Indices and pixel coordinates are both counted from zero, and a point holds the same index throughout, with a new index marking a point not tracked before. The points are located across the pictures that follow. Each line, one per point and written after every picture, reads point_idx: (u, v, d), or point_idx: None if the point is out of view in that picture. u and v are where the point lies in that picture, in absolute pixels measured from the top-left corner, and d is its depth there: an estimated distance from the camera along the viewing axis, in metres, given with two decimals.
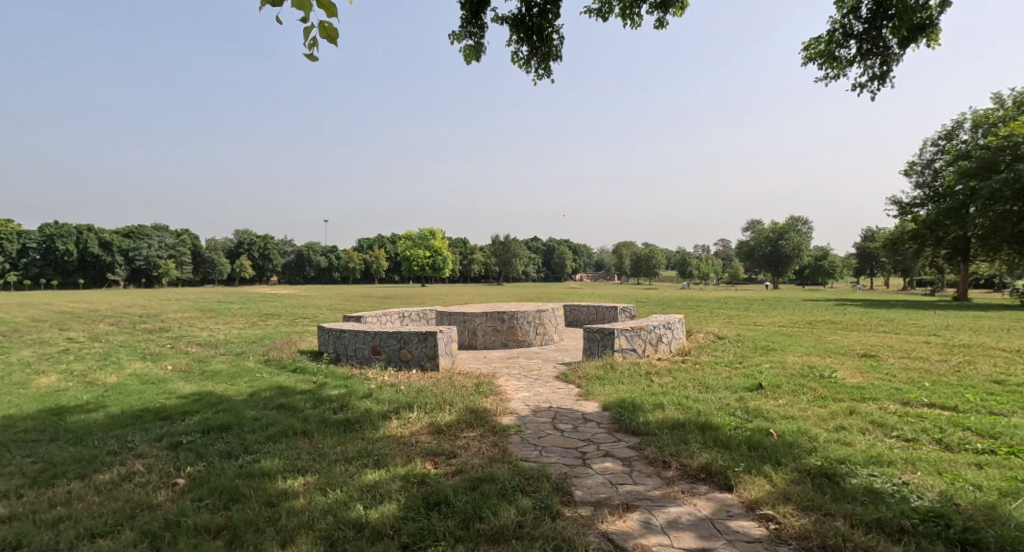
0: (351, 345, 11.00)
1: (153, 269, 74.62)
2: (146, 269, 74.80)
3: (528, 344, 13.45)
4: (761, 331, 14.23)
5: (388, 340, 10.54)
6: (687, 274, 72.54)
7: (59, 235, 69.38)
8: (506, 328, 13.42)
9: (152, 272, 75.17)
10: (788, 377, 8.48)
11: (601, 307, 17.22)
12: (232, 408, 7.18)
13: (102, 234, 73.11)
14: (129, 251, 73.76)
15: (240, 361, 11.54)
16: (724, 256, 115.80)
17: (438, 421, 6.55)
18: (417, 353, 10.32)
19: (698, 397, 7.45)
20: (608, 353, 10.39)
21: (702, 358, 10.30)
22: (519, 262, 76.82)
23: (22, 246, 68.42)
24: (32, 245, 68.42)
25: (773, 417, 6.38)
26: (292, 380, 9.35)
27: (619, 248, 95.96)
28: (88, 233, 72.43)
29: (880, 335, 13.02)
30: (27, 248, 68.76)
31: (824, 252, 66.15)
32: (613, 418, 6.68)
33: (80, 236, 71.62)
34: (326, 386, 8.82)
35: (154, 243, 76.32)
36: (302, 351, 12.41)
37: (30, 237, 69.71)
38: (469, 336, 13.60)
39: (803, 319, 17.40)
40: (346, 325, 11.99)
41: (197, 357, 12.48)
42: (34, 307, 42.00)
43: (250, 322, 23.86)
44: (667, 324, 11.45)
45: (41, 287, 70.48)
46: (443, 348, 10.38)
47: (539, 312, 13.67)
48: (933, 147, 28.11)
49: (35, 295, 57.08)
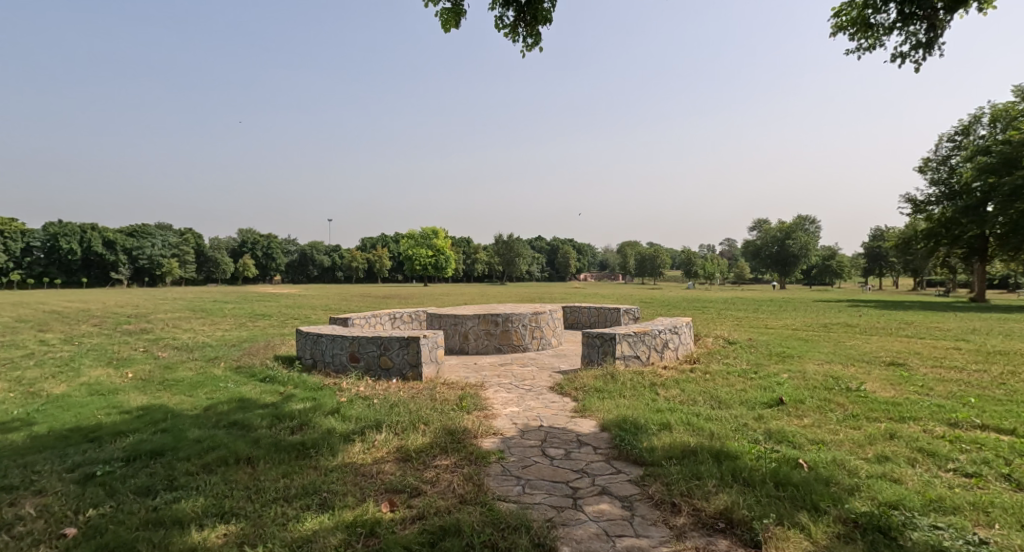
0: (328, 351, 10.09)
1: (156, 268, 74.14)
2: (149, 268, 74.34)
3: (523, 349, 12.53)
4: (774, 336, 13.24)
5: (367, 346, 9.63)
6: (692, 274, 71.57)
7: (62, 234, 68.79)
8: (500, 331, 12.47)
9: (155, 271, 74.70)
10: (811, 390, 7.50)
11: (602, 308, 16.27)
12: (175, 427, 6.27)
13: (105, 233, 72.72)
14: (132, 249, 73.19)
15: (208, 368, 10.64)
16: (730, 255, 114.54)
17: (407, 446, 5.60)
18: (398, 360, 9.40)
19: (711, 415, 6.49)
20: (608, 360, 9.45)
21: (712, 366, 9.33)
22: (522, 262, 75.87)
23: (26, 245, 68.02)
24: (36, 244, 67.86)
25: (801, 442, 5.42)
26: (257, 391, 8.44)
27: (624, 247, 94.91)
28: (91, 232, 72.07)
29: (905, 340, 12.00)
30: (31, 247, 68.35)
31: (833, 251, 64.98)
32: (613, 442, 5.73)
33: (83, 235, 71.24)
34: (292, 399, 7.89)
35: (157, 243, 75.84)
36: (278, 356, 11.51)
37: (34, 236, 69.17)
38: (460, 340, 12.65)
39: (818, 322, 16.39)
40: (325, 328, 11.09)
41: (166, 363, 11.60)
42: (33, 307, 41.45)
43: (241, 323, 23.04)
44: (674, 329, 10.49)
45: (44, 286, 70.12)
46: (427, 355, 9.45)
47: (536, 314, 12.72)
48: (949, 142, 27.02)
49: (37, 295, 56.63)
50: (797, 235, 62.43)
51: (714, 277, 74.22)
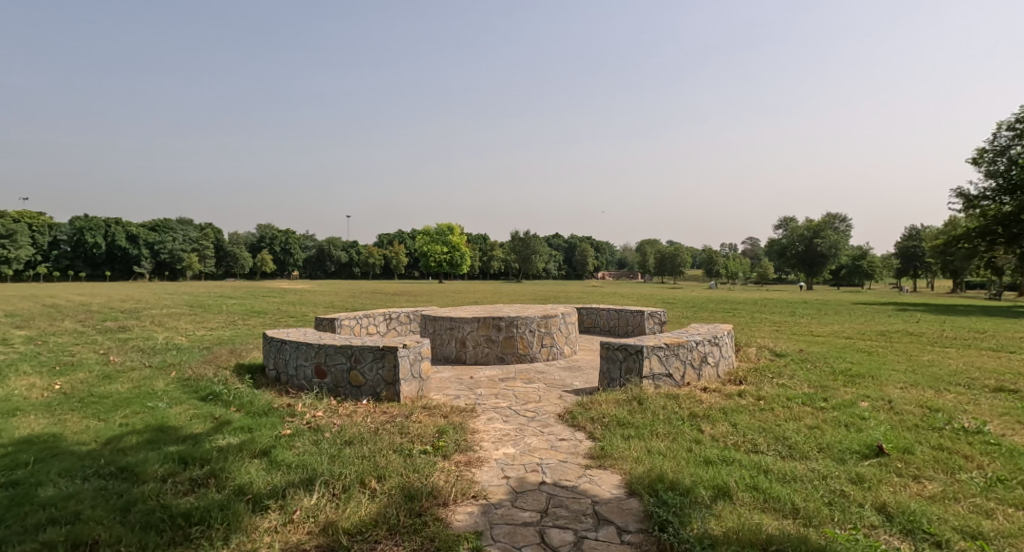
0: (292, 362, 8.37)
1: (176, 262, 73.65)
2: (170, 262, 73.92)
3: (530, 359, 10.68)
4: (829, 346, 11.19)
5: (334, 358, 7.86)
6: (714, 273, 69.15)
7: (87, 227, 68.71)
8: (502, 338, 10.62)
9: (175, 266, 74.22)
10: (914, 430, 5.48)
11: (623, 311, 14.34)
12: (33, 477, 4.54)
13: (129, 228, 72.49)
14: (153, 243, 72.76)
15: (153, 380, 8.93)
16: (753, 254, 111.46)
17: (339, 524, 3.78)
18: (370, 377, 7.60)
19: (785, 471, 4.55)
20: (633, 379, 7.55)
21: (764, 389, 7.35)
22: (539, 259, 73.98)
23: (54, 238, 68.16)
24: (62, 237, 67.93)
25: (945, 538, 3.47)
26: (186, 417, 6.64)
27: (643, 245, 92.48)
28: (115, 225, 71.88)
29: (995, 355, 9.83)
30: (58, 240, 68.46)
31: (864, 251, 62.06)
32: (647, 522, 3.83)
33: (108, 229, 71.02)
34: (223, 429, 6.07)
35: (178, 237, 75.45)
36: (240, 365, 9.81)
37: (61, 230, 69.30)
38: (456, 347, 10.84)
39: (872, 330, 14.25)
40: (294, 332, 9.37)
41: (113, 371, 9.97)
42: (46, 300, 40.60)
43: (234, 321, 21.50)
44: (714, 341, 8.51)
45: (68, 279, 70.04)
46: (407, 370, 7.63)
47: (545, 318, 10.83)
48: (1011, 131, 24.53)
49: (56, 287, 56.18)
50: (827, 234, 59.65)
51: (736, 277, 71.60)
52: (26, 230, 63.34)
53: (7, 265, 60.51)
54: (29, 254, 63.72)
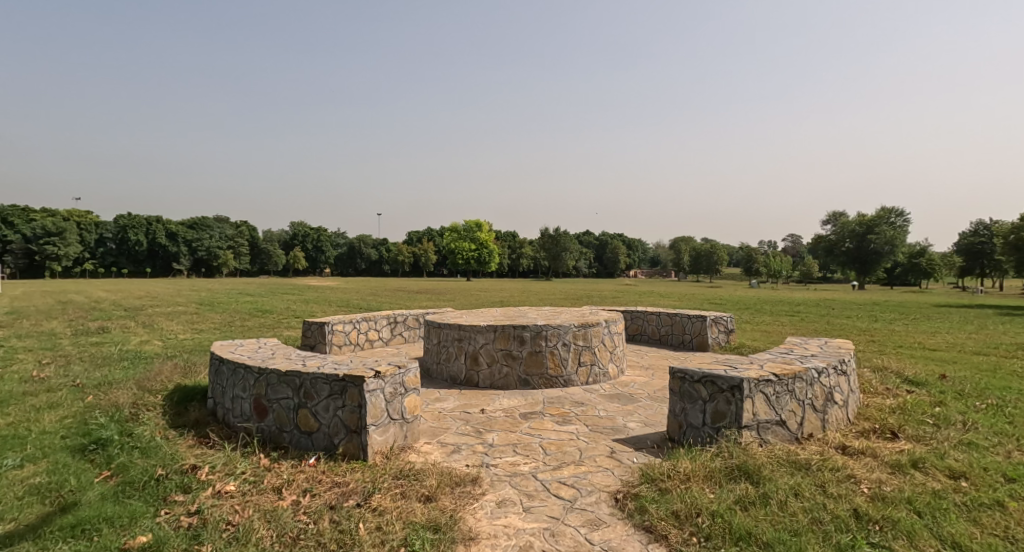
0: (229, 392, 6.00)
1: (213, 260, 73.09)
2: (206, 260, 73.35)
3: (562, 382, 8.00)
4: (969, 367, 8.25)
5: (278, 389, 5.42)
6: (754, 272, 65.30)
7: (130, 225, 68.64)
8: (526, 354, 8.00)
9: (212, 263, 73.74)
10: None
11: (677, 315, 11.56)
12: None
13: (168, 226, 72.26)
14: (192, 241, 72.41)
15: (49, 411, 6.52)
16: (794, 251, 106.24)
17: None
18: (324, 421, 5.11)
19: None
20: (727, 431, 4.91)
21: (950, 450, 4.51)
22: (570, 257, 71.12)
23: (100, 236, 68.39)
24: (106, 235, 68.09)
25: None
26: (14, 494, 4.07)
27: (678, 242, 88.59)
28: (156, 223, 71.75)
29: None
30: (104, 238, 68.64)
31: (923, 249, 57.36)
32: None
33: (149, 228, 70.85)
34: (38, 531, 3.53)
35: (215, 235, 74.99)
36: (178, 389, 7.36)
37: (101, 227, 69.55)
38: (467, 364, 8.26)
39: (999, 341, 11.15)
40: (247, 348, 7.01)
41: (20, 392, 7.65)
42: (69, 297, 39.41)
43: (230, 323, 19.21)
44: (842, 368, 5.66)
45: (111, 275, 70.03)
46: (381, 411, 5.11)
47: (584, 327, 8.16)
48: None
49: (93, 284, 55.67)
50: (881, 228, 55.13)
51: (779, 276, 67.37)
52: (73, 228, 63.65)
53: (55, 262, 61.03)
54: (77, 252, 64.04)
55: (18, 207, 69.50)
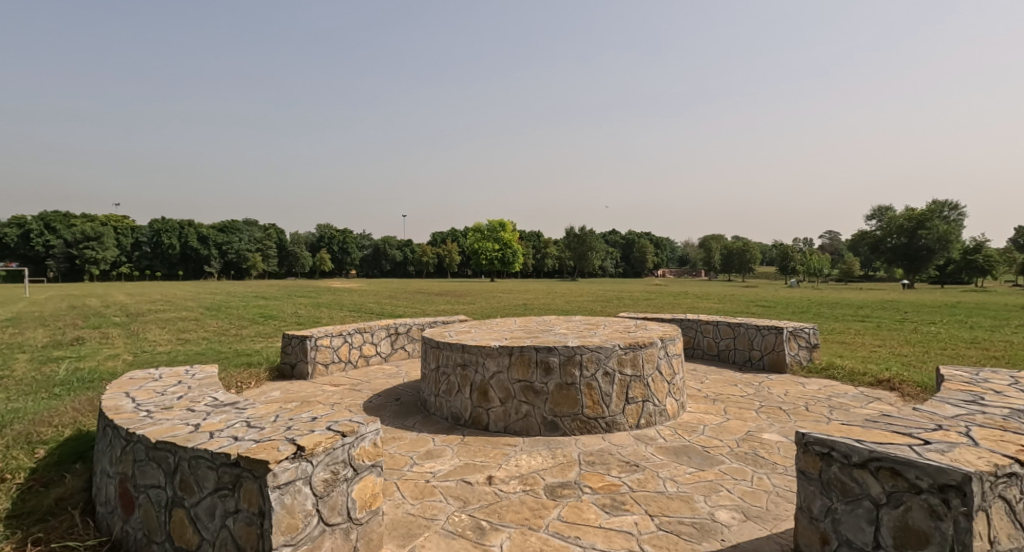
0: (100, 463, 3.90)
1: (242, 262, 72.16)
2: (235, 263, 72.54)
3: (602, 424, 5.75)
4: None
5: (147, 473, 3.28)
6: (790, 270, 61.81)
7: (162, 229, 67.97)
8: (552, 387, 5.77)
9: (240, 266, 72.81)
10: None
11: (740, 326, 9.17)
12: None
13: (199, 230, 71.56)
14: (222, 244, 71.53)
15: None
16: (832, 249, 101.45)
17: None
18: (207, 534, 2.98)
19: None
20: None
21: None
22: (596, 256, 68.35)
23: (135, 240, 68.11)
24: (140, 239, 67.74)
25: None
26: None
27: (708, 240, 85.23)
28: (187, 226, 71.17)
29: None
30: (138, 242, 68.23)
31: (979, 244, 53.13)
32: None
33: (180, 231, 70.28)
34: None
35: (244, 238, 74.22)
36: (70, 439, 5.29)
37: (134, 231, 69.36)
38: (472, 400, 6.06)
39: None
40: (156, 385, 4.89)
41: None
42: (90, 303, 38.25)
43: (224, 331, 17.30)
44: None
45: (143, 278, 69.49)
46: (302, 517, 2.94)
47: (631, 347, 5.90)
48: None
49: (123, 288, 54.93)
50: (933, 223, 51.12)
51: (820, 275, 63.47)
52: (109, 233, 63.30)
53: (92, 265, 60.90)
54: (113, 256, 63.64)
55: (58, 212, 69.71)
